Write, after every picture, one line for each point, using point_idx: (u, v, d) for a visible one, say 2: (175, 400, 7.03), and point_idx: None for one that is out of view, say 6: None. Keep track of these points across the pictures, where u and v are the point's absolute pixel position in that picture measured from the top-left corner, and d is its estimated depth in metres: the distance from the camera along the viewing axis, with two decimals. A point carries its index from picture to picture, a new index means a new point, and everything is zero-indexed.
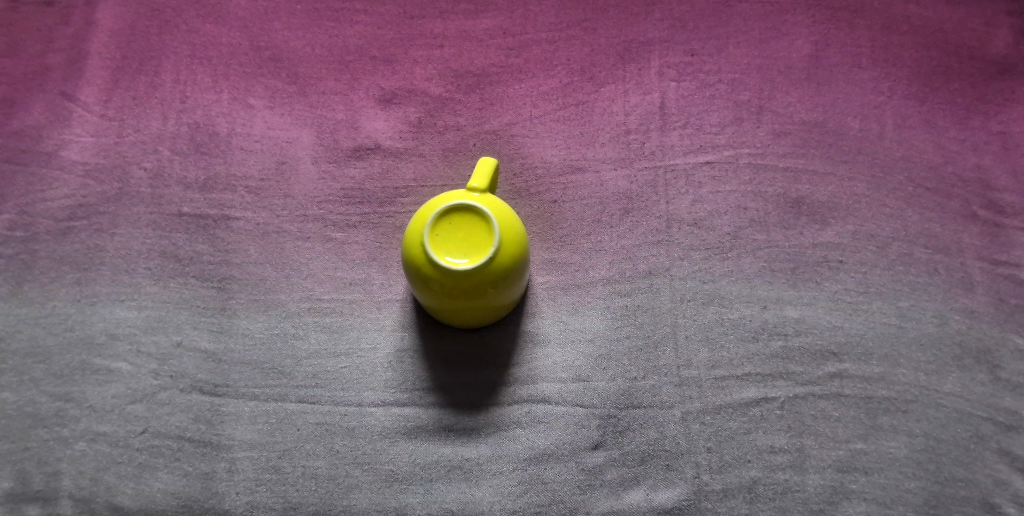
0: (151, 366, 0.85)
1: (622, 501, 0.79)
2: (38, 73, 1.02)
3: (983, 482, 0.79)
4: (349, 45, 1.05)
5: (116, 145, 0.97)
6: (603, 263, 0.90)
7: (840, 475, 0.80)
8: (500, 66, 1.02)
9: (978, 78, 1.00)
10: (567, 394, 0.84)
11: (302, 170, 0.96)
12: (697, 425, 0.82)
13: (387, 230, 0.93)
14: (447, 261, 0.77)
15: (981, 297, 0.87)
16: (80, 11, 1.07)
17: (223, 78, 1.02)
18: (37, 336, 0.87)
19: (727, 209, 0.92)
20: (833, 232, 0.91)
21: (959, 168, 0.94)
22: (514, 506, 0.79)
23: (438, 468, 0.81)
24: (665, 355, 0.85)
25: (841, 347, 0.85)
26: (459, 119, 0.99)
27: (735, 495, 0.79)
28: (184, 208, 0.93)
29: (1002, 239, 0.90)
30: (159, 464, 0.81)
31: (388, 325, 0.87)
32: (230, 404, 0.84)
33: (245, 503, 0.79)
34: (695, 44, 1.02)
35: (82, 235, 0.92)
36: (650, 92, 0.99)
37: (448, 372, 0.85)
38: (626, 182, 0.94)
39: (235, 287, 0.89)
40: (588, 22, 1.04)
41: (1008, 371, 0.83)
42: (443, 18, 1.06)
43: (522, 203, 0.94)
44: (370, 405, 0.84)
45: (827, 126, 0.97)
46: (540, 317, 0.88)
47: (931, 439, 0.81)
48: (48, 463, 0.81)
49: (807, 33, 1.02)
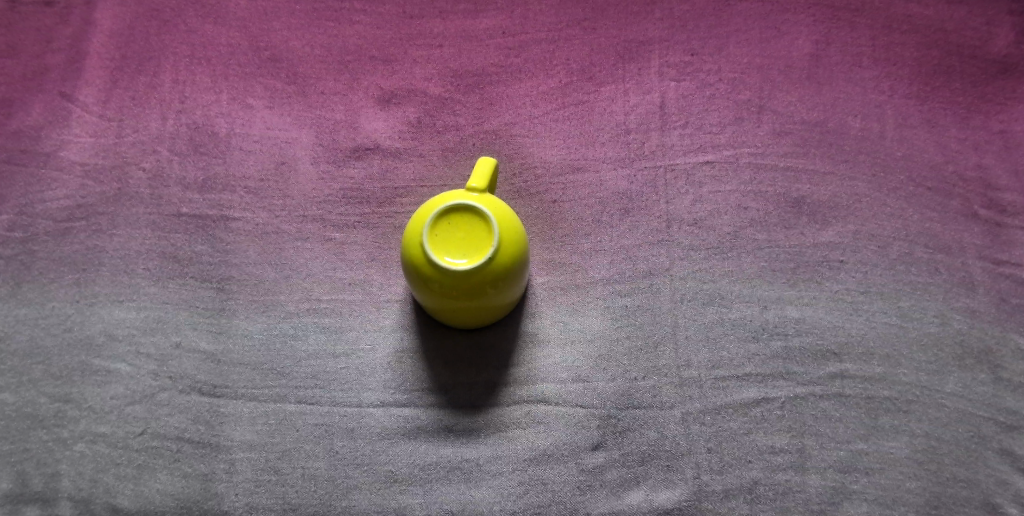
0: (150, 367, 0.85)
1: (622, 502, 0.79)
2: (37, 73, 1.02)
3: (983, 483, 0.79)
4: (348, 44, 1.04)
5: (115, 145, 0.97)
6: (603, 263, 0.90)
7: (840, 476, 0.79)
8: (499, 66, 1.02)
9: (978, 77, 0.99)
10: (567, 394, 0.83)
11: (301, 170, 0.96)
12: (697, 425, 0.82)
13: (387, 231, 0.92)
14: (445, 261, 0.77)
15: (982, 297, 0.87)
16: (79, 11, 1.07)
17: (222, 78, 1.02)
18: (37, 336, 0.87)
19: (727, 208, 0.92)
20: (833, 232, 0.91)
21: (960, 168, 0.94)
22: (515, 507, 0.79)
23: (438, 469, 0.80)
24: (665, 355, 0.85)
25: (841, 347, 0.85)
26: (458, 118, 0.99)
27: (736, 496, 0.79)
28: (184, 209, 0.93)
29: (1002, 238, 0.90)
30: (158, 465, 0.81)
31: (388, 325, 0.87)
32: (229, 405, 0.84)
33: (245, 504, 0.79)
34: (695, 44, 1.01)
35: (81, 236, 0.92)
36: (650, 91, 0.99)
37: (448, 372, 0.85)
38: (626, 182, 0.94)
39: (234, 287, 0.89)
40: (588, 22, 1.04)
41: (1009, 371, 0.83)
42: (442, 18, 1.06)
43: (521, 202, 0.94)
44: (370, 406, 0.83)
45: (828, 126, 0.96)
46: (540, 317, 0.87)
47: (931, 439, 0.81)
48: (48, 465, 0.81)
49: (807, 33, 1.02)
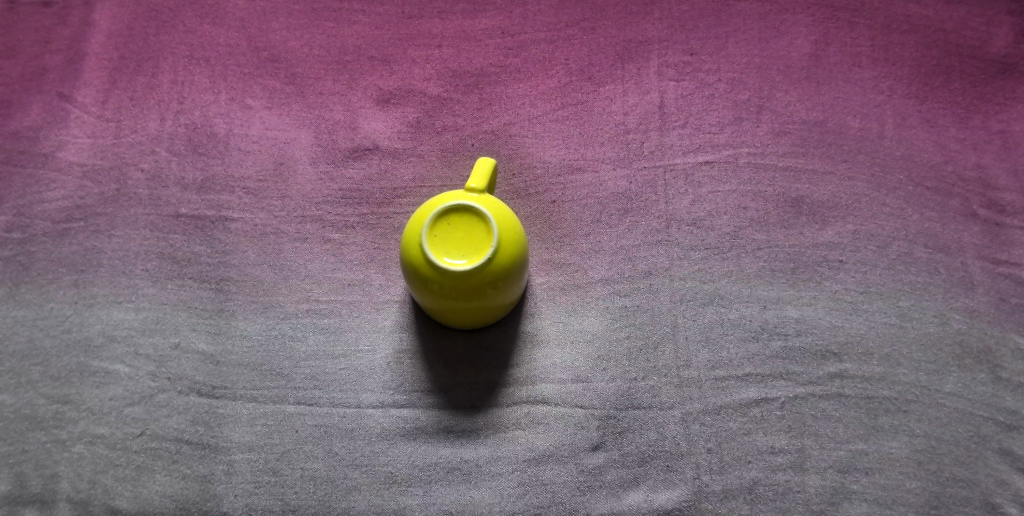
0: (149, 368, 0.85)
1: (622, 502, 0.79)
2: (35, 74, 1.02)
3: (983, 483, 0.79)
4: (347, 45, 1.04)
5: (113, 146, 0.97)
6: (603, 263, 0.89)
7: (840, 476, 0.79)
8: (499, 66, 1.02)
9: (977, 77, 0.99)
10: (567, 394, 0.83)
11: (301, 170, 0.96)
12: (697, 426, 0.81)
13: (386, 231, 0.92)
14: (444, 261, 0.76)
15: (982, 297, 0.87)
16: (78, 11, 1.07)
17: (221, 79, 1.01)
18: (35, 337, 0.87)
19: (726, 208, 0.92)
20: (833, 231, 0.90)
21: (959, 167, 0.94)
22: (514, 508, 0.78)
23: (437, 470, 0.80)
24: (664, 355, 0.85)
25: (841, 347, 0.85)
26: (458, 118, 0.99)
27: (736, 496, 0.79)
28: (182, 209, 0.93)
29: (1002, 238, 0.90)
30: (157, 467, 0.81)
31: (386, 326, 0.87)
32: (228, 406, 0.83)
33: (244, 506, 0.79)
34: (694, 44, 1.01)
35: (79, 237, 0.92)
36: (649, 91, 0.99)
37: (448, 373, 0.85)
38: (625, 182, 0.93)
39: (233, 288, 0.89)
40: (587, 22, 1.04)
41: (1009, 371, 0.83)
42: (441, 18, 1.06)
43: (521, 202, 0.93)
44: (369, 407, 0.83)
45: (827, 126, 0.96)
46: (539, 318, 0.87)
47: (931, 439, 0.81)
48: (46, 466, 0.81)
49: (806, 32, 1.02)
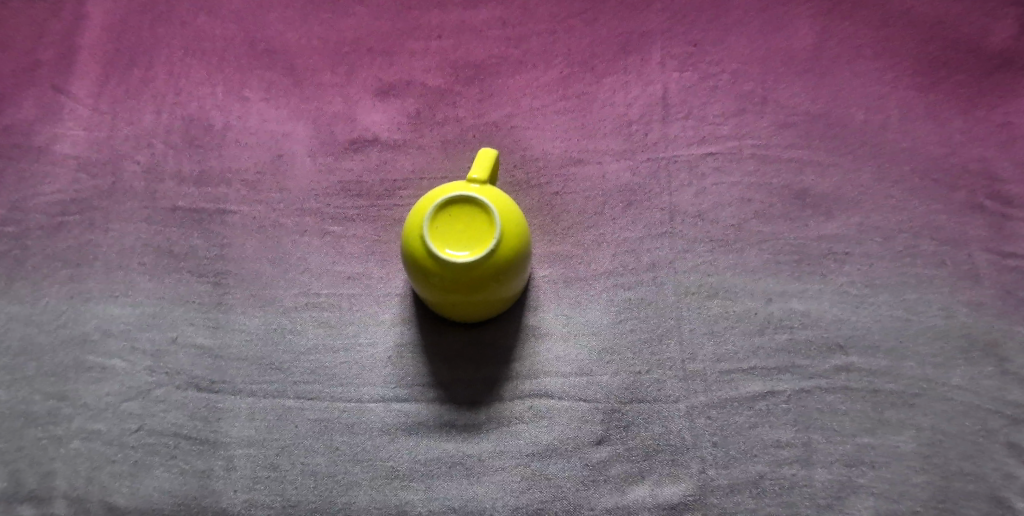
0: (146, 363, 0.84)
1: (626, 497, 0.78)
2: (29, 67, 1.01)
3: (991, 476, 0.78)
4: (345, 37, 1.03)
5: (109, 140, 0.96)
6: (606, 256, 0.88)
7: (847, 470, 0.79)
8: (499, 57, 1.01)
9: (983, 68, 0.98)
10: (570, 388, 0.82)
11: (299, 163, 0.94)
12: (703, 420, 0.80)
13: (386, 224, 0.91)
14: (446, 254, 0.75)
15: (987, 290, 0.86)
16: (72, 4, 1.05)
17: (218, 71, 1.00)
18: (29, 333, 0.85)
19: (731, 201, 0.91)
20: (838, 224, 0.90)
21: (964, 160, 0.93)
22: (517, 503, 0.77)
23: (439, 465, 0.79)
24: (669, 349, 0.84)
25: (847, 340, 0.84)
26: (458, 111, 0.98)
27: (742, 491, 0.78)
28: (179, 203, 0.92)
29: (1007, 230, 0.89)
30: (155, 463, 0.80)
31: (388, 320, 0.86)
32: (227, 401, 0.82)
33: (244, 501, 0.78)
34: (696, 36, 1.00)
35: (74, 231, 0.90)
36: (652, 83, 0.98)
37: (450, 368, 0.83)
38: (628, 174, 0.93)
39: (231, 282, 0.88)
40: (588, 14, 1.03)
41: (1016, 364, 0.82)
42: (441, 9, 1.05)
43: (523, 194, 0.93)
44: (370, 401, 0.82)
45: (831, 118, 0.95)
46: (542, 310, 0.86)
47: (937, 433, 0.80)
48: (42, 463, 0.80)
49: (809, 24, 1.01)
